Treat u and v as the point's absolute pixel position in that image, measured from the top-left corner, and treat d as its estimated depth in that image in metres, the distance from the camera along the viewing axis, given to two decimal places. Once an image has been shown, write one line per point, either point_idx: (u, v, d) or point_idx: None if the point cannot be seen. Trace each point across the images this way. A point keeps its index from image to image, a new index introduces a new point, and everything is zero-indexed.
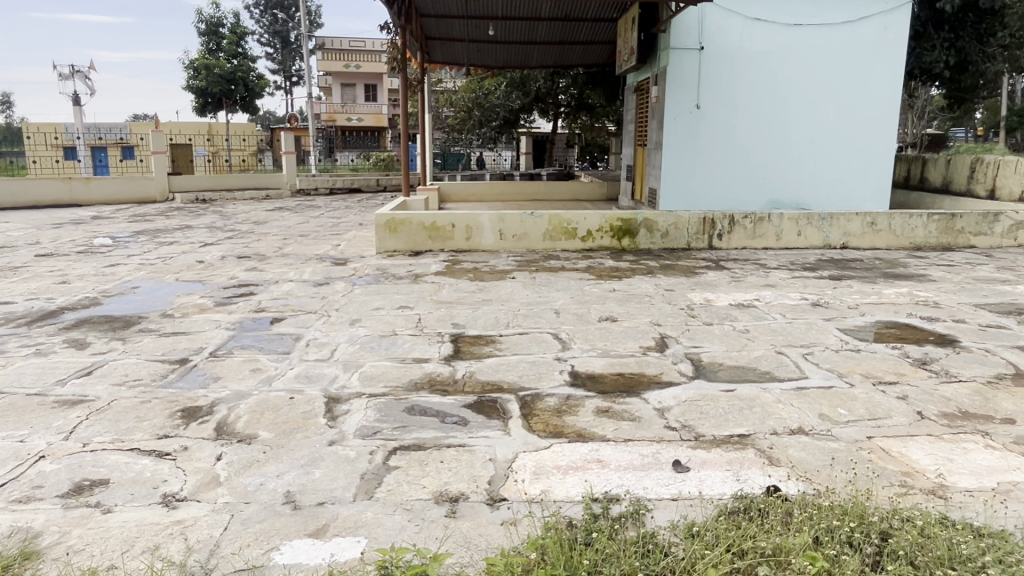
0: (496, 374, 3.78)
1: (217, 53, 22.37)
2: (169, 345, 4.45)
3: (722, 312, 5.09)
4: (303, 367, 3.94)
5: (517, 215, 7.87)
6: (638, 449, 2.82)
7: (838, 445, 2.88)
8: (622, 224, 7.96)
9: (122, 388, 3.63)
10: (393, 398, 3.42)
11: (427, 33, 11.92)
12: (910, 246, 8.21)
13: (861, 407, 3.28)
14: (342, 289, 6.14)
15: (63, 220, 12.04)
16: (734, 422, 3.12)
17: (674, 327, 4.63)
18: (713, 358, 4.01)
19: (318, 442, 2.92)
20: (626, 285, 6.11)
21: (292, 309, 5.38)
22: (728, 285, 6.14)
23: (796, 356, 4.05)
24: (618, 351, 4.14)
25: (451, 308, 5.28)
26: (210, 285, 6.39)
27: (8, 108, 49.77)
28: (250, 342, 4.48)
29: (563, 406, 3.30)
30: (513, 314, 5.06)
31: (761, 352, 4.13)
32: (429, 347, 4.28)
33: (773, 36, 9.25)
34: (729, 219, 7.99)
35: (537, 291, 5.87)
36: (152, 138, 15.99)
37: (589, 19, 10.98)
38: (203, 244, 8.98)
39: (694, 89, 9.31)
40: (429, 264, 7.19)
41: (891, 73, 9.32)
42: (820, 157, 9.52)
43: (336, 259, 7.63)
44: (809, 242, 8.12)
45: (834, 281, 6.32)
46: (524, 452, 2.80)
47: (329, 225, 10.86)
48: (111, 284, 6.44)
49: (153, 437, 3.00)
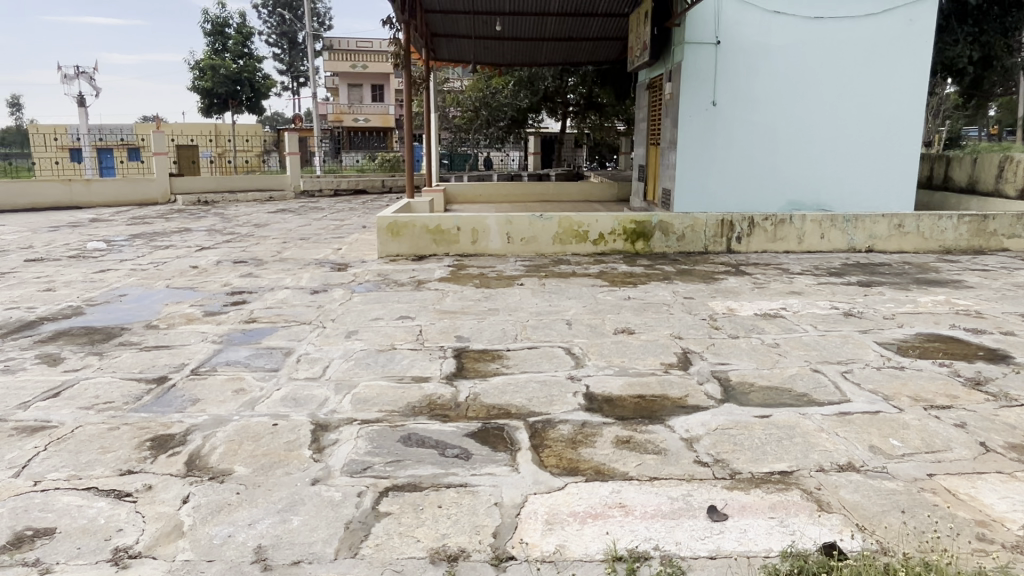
0: (503, 396, 3.41)
1: (222, 54, 22.13)
2: (148, 361, 4.11)
3: (747, 323, 4.70)
4: (290, 388, 3.58)
5: (526, 217, 7.49)
6: (667, 491, 2.45)
7: (896, 486, 2.50)
8: (636, 226, 7.59)
9: (90, 412, 3.29)
10: (388, 425, 3.06)
11: (433, 30, 11.59)
12: (939, 249, 7.79)
13: (916, 437, 2.89)
14: (340, 297, 5.79)
15: (60, 223, 11.75)
16: (774, 456, 2.74)
17: (697, 341, 4.25)
18: (743, 378, 3.62)
19: (300, 480, 2.57)
20: (642, 292, 5.74)
21: (284, 320, 5.03)
22: (751, 292, 5.75)
23: (835, 375, 3.67)
24: (636, 369, 3.75)
25: (454, 318, 4.91)
26: (202, 292, 6.06)
27: (14, 110, 50.17)
28: (236, 358, 4.13)
29: (577, 436, 2.92)
30: (522, 326, 4.69)
31: (795, 370, 3.75)
32: (430, 364, 3.92)
33: (793, 31, 8.85)
34: (748, 222, 7.60)
35: (547, 299, 5.50)
36: (154, 139, 15.76)
37: (599, 15, 10.62)
38: (200, 248, 8.65)
39: (709, 86, 8.93)
40: (432, 270, 6.84)
41: (916, 68, 8.88)
42: (841, 157, 9.12)
43: (336, 264, 7.29)
44: (832, 245, 7.71)
45: (863, 287, 5.92)
46: (535, 494, 2.43)
47: (331, 228, 10.52)
48: (97, 291, 6.11)
49: (115, 473, 2.66)
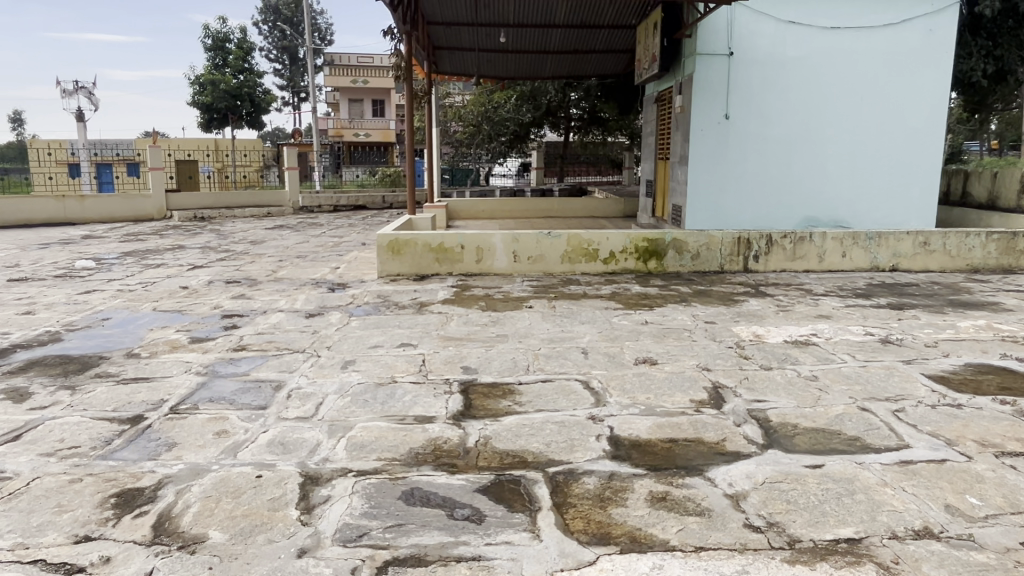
0: (517, 441, 3.02)
1: (223, 69, 21.91)
2: (123, 396, 3.72)
3: (778, 351, 4.32)
4: (278, 430, 3.19)
5: (533, 235, 7.14)
6: (718, 567, 2.07)
7: (988, 559, 2.11)
8: (648, 244, 7.23)
9: (51, 460, 2.90)
10: (387, 477, 2.68)
11: (434, 42, 11.32)
12: (966, 267, 7.43)
13: (996, 494, 2.51)
14: (336, 320, 5.43)
15: (51, 240, 11.42)
16: (835, 518, 2.36)
17: (728, 374, 3.86)
18: (785, 418, 3.25)
19: (283, 552, 2.18)
20: (660, 316, 5.37)
21: (276, 347, 4.65)
22: (776, 316, 5.39)
23: (886, 415, 3.29)
24: (664, 408, 3.36)
25: (460, 346, 4.53)
26: (190, 316, 5.69)
27: (16, 125, 50.13)
28: (222, 392, 3.75)
29: (606, 492, 2.54)
30: (533, 355, 4.31)
31: (841, 409, 3.37)
32: (433, 401, 3.53)
33: (809, 41, 8.55)
34: (766, 239, 7.25)
35: (558, 324, 5.13)
36: (150, 154, 15.50)
37: (605, 27, 10.33)
38: (192, 267, 8.30)
39: (723, 98, 8.61)
40: (435, 291, 6.48)
41: (937, 80, 8.58)
42: (860, 172, 8.78)
43: (334, 284, 6.94)
44: (855, 264, 7.34)
45: (895, 311, 5.55)
46: (561, 571, 2.05)
47: (329, 245, 10.18)
48: (79, 315, 5.74)
49: (70, 540, 2.27)
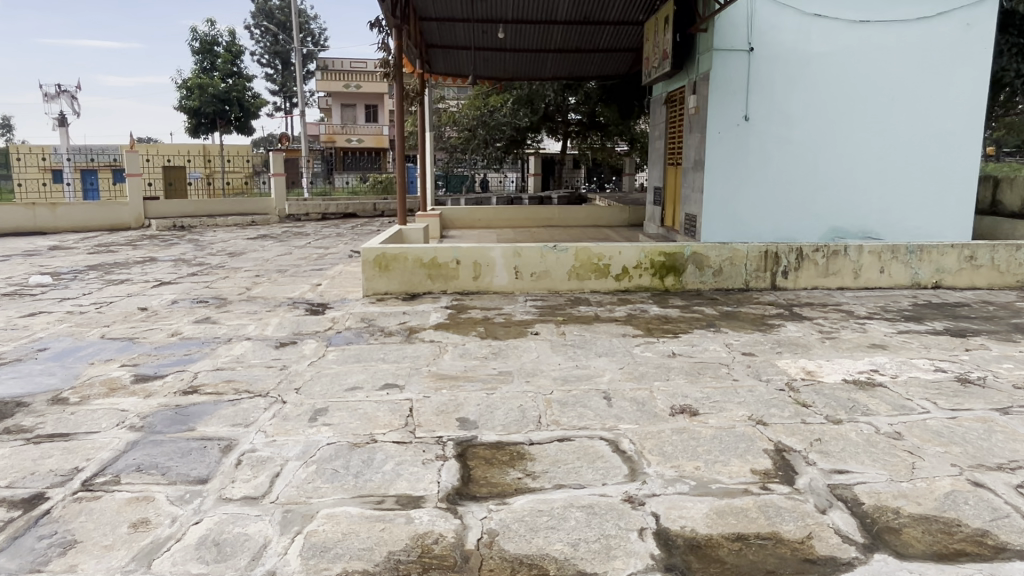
0: (535, 539, 2.25)
1: (211, 73, 21.12)
2: (26, 464, 2.91)
3: (841, 396, 3.56)
4: (215, 520, 2.41)
5: (537, 249, 6.39)
6: None
7: None
8: (664, 259, 6.49)
9: None
10: None
11: (426, 40, 10.56)
12: (1015, 284, 6.72)
13: None
14: (310, 352, 4.64)
15: (15, 251, 10.58)
16: None
17: (791, 431, 3.09)
18: (881, 500, 2.48)
19: None
20: (689, 347, 4.60)
21: (235, 389, 3.86)
22: (823, 346, 4.63)
23: (1008, 493, 2.54)
24: (721, 485, 2.60)
25: (455, 389, 3.74)
26: (142, 345, 4.90)
27: (3, 131, 49.12)
28: (154, 458, 2.95)
29: None
30: (545, 401, 3.53)
31: (948, 483, 2.61)
32: (422, 472, 2.75)
33: (837, 36, 7.84)
34: (796, 253, 6.52)
35: (571, 357, 4.36)
36: (129, 160, 14.77)
37: (610, 23, 9.60)
38: (158, 284, 7.48)
39: (743, 97, 7.89)
40: (426, 313, 5.70)
41: (973, 78, 7.88)
42: (890, 178, 8.06)
43: (312, 305, 6.15)
44: (894, 281, 6.61)
45: (959, 339, 4.79)
46: None
47: (313, 258, 9.38)
48: (12, 345, 4.93)
49: None
